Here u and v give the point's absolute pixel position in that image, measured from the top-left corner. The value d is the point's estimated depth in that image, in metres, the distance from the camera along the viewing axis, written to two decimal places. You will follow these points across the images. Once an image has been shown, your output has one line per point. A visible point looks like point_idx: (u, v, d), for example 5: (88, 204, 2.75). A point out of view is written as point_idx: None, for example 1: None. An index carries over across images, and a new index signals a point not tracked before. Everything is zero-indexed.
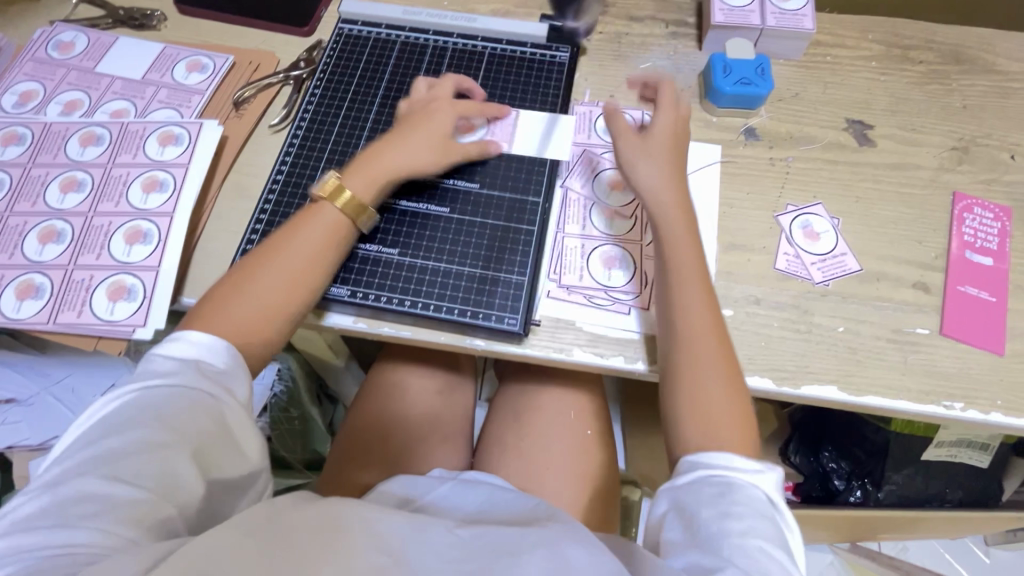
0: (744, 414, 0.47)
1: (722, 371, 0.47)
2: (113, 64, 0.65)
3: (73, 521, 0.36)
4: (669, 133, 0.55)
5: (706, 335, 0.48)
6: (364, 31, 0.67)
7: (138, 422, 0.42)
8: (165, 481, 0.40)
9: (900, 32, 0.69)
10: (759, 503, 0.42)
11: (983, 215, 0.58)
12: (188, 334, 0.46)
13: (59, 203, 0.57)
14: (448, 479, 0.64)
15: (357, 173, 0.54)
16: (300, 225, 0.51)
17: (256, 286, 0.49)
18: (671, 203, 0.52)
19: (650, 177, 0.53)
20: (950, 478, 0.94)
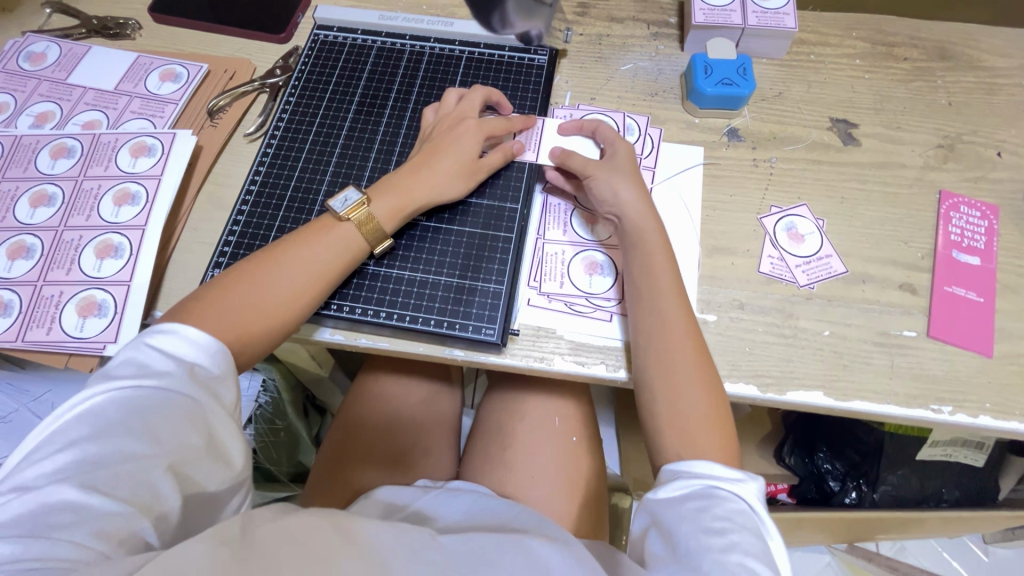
0: (724, 427, 0.46)
1: (702, 381, 0.47)
2: (86, 75, 0.64)
3: (46, 534, 0.35)
4: (630, 158, 0.55)
5: (686, 347, 0.47)
6: (340, 37, 0.66)
7: (123, 426, 0.40)
8: (144, 493, 0.38)
9: (884, 29, 0.68)
10: (743, 516, 0.40)
11: (970, 213, 0.58)
12: (183, 329, 0.45)
13: (29, 217, 0.55)
14: (432, 490, 0.63)
15: (385, 201, 0.53)
16: (309, 235, 0.51)
17: (258, 289, 0.48)
18: (636, 220, 0.52)
19: (620, 196, 0.52)
20: (944, 476, 0.94)
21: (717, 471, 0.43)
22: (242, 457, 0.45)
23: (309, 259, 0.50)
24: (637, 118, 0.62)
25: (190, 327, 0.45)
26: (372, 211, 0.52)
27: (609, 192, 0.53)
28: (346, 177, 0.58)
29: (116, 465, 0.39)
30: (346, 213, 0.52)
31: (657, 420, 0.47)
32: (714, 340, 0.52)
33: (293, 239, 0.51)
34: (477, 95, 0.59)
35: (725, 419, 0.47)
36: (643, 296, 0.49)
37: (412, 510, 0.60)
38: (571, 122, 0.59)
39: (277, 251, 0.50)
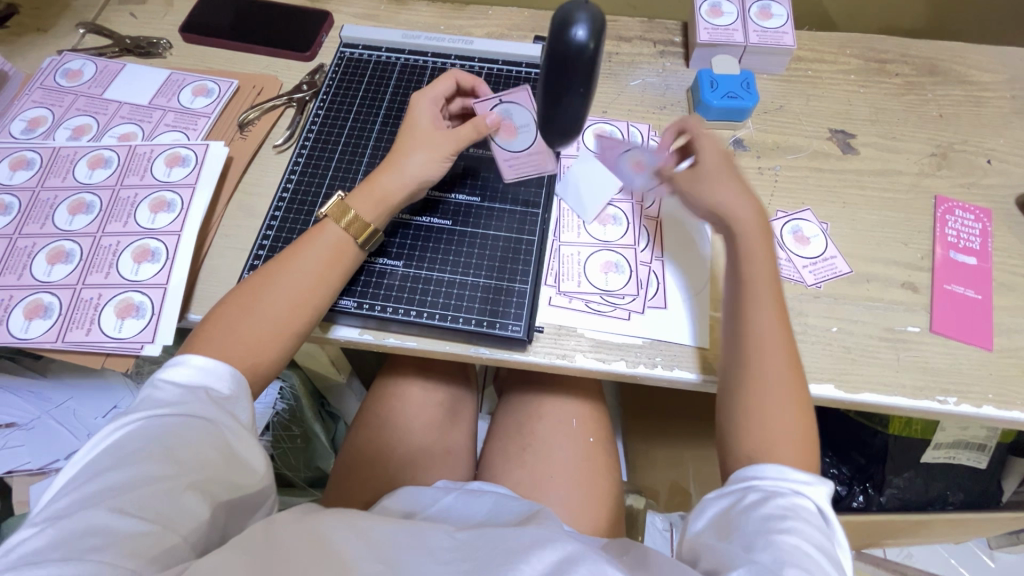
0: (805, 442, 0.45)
1: (787, 393, 0.46)
2: (123, 91, 0.67)
3: (79, 554, 0.34)
4: (714, 152, 0.54)
5: (778, 360, 0.47)
6: (364, 54, 0.70)
7: (146, 453, 0.41)
8: (172, 511, 0.39)
9: (876, 46, 0.72)
10: (805, 510, 0.41)
11: (964, 217, 0.61)
12: (192, 359, 0.46)
13: (67, 224, 0.58)
14: (453, 489, 0.62)
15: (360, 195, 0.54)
16: (302, 246, 0.52)
17: (262, 307, 0.49)
18: (739, 212, 0.51)
19: (723, 199, 0.51)
20: (951, 479, 0.95)
21: (789, 474, 0.43)
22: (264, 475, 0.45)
23: (309, 267, 0.51)
24: (640, 126, 0.66)
25: (199, 357, 0.46)
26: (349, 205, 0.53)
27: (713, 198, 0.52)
28: None
29: (142, 488, 0.39)
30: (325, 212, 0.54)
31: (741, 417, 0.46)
32: None
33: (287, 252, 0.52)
34: (445, 79, 0.60)
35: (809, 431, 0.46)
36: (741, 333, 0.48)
37: (430, 512, 0.58)
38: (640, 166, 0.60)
39: (277, 266, 0.51)
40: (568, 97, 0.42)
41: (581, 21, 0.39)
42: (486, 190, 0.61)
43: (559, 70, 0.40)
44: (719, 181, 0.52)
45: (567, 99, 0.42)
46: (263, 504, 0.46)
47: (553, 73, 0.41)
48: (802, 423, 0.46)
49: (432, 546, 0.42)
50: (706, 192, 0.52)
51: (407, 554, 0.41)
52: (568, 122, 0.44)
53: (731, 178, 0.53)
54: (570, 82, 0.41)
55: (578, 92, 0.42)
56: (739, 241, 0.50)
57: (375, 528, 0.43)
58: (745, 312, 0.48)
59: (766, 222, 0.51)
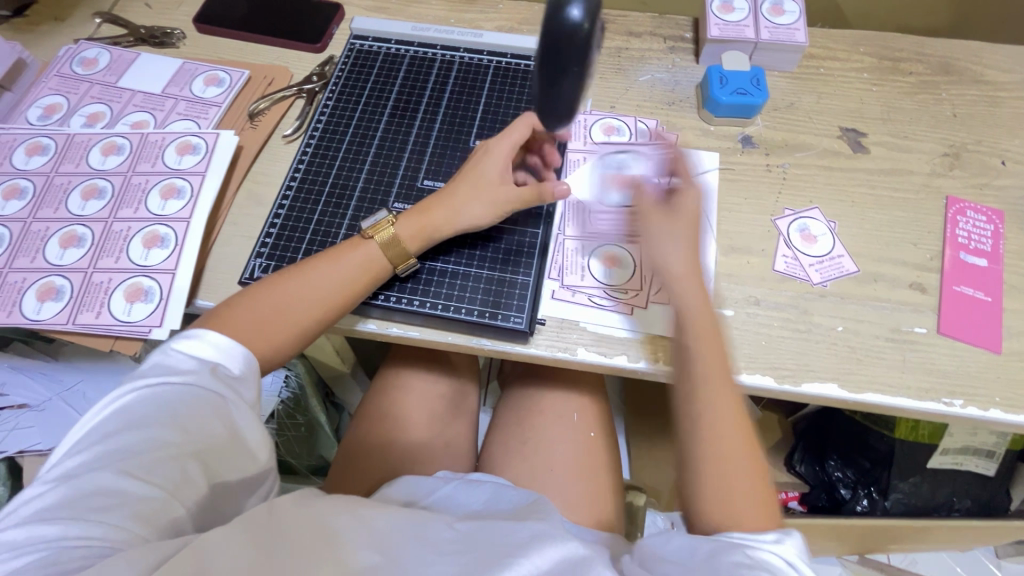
0: (766, 502, 0.45)
1: (749, 455, 0.46)
2: (137, 79, 0.68)
3: (85, 515, 0.36)
4: (693, 207, 0.54)
5: (732, 425, 0.47)
6: (374, 46, 0.70)
7: (155, 419, 0.42)
8: (176, 479, 0.40)
9: (890, 45, 0.71)
10: (775, 564, 0.39)
11: (976, 218, 0.60)
12: (207, 334, 0.46)
13: (80, 209, 0.59)
14: (453, 478, 0.62)
15: (410, 221, 0.54)
16: (336, 255, 0.52)
17: (288, 314, 0.50)
18: (684, 265, 0.51)
19: (670, 250, 0.52)
20: (957, 485, 0.93)
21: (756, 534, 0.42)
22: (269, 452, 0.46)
23: (338, 281, 0.51)
24: (647, 122, 0.66)
25: (214, 334, 0.46)
26: (397, 231, 0.54)
27: (668, 246, 0.52)
28: (380, 176, 0.61)
29: (149, 454, 0.40)
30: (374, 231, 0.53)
31: (705, 485, 0.45)
32: (731, 333, 0.54)
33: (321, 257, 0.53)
34: (521, 124, 0.57)
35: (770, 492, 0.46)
36: (694, 400, 0.48)
37: (428, 503, 0.58)
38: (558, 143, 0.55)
39: (304, 269, 0.51)
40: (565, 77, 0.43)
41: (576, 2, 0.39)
42: None
43: (553, 52, 0.41)
44: (670, 231, 0.53)
45: (563, 80, 0.43)
46: (266, 483, 0.46)
47: (547, 56, 0.42)
48: (758, 482, 0.45)
49: (430, 537, 0.42)
50: (657, 240, 0.53)
51: (406, 546, 0.41)
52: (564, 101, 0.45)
53: (693, 233, 0.53)
54: (565, 64, 0.41)
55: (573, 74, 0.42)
56: (683, 292, 0.51)
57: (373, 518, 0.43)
58: (693, 377, 0.48)
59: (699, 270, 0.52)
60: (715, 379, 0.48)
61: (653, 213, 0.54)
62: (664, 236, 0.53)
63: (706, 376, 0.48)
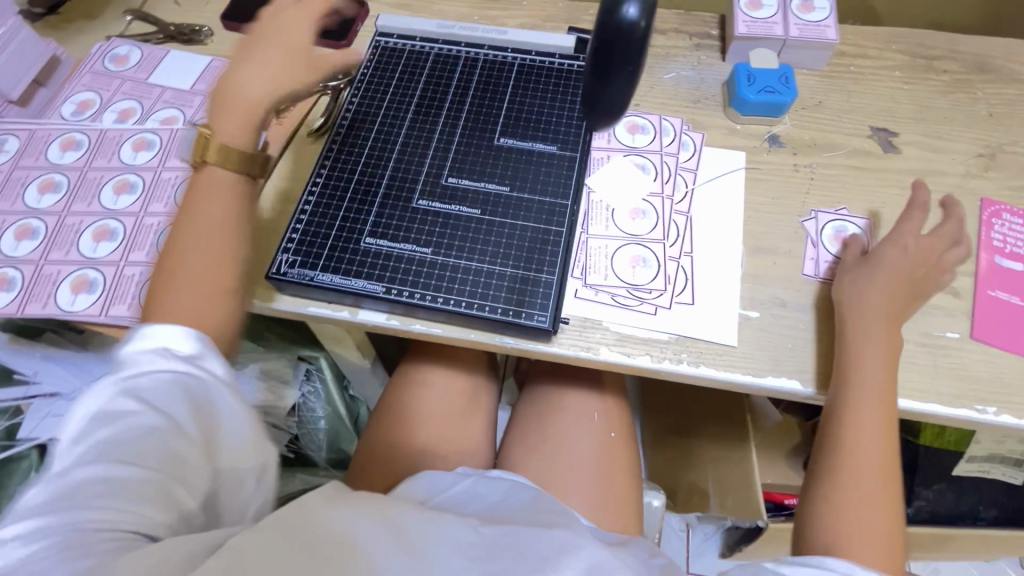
0: (893, 545, 0.47)
1: (879, 499, 0.48)
2: (167, 76, 0.69)
3: (89, 504, 0.37)
4: (917, 251, 0.53)
5: (872, 469, 0.49)
6: (399, 43, 0.70)
7: (130, 411, 0.41)
8: (170, 465, 0.41)
9: (924, 42, 0.69)
10: None
11: (1011, 221, 0.59)
12: (160, 325, 0.43)
13: (112, 204, 0.60)
14: (472, 475, 0.62)
15: (228, 123, 0.50)
16: (197, 196, 0.49)
17: (182, 266, 0.47)
18: (878, 307, 0.51)
19: (867, 290, 0.52)
20: (983, 494, 0.91)
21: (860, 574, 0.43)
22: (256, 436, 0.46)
23: (212, 208, 0.48)
24: (672, 120, 0.65)
25: (158, 327, 0.44)
26: (218, 138, 0.50)
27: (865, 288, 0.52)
28: (404, 173, 0.62)
29: (135, 445, 0.40)
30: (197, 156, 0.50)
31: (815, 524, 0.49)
32: (757, 335, 0.54)
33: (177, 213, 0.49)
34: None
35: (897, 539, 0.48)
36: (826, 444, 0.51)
37: (444, 499, 0.58)
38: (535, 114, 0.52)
39: (185, 218, 0.48)
40: (613, 81, 0.38)
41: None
42: (516, 181, 0.61)
43: (605, 52, 0.36)
44: (869, 271, 0.53)
45: (611, 83, 0.38)
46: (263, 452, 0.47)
47: (597, 55, 0.37)
48: (890, 526, 0.48)
49: (454, 538, 0.43)
50: (857, 283, 0.53)
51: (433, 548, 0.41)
52: (608, 105, 0.40)
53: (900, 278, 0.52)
54: (616, 66, 0.37)
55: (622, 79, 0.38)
56: (858, 334, 0.50)
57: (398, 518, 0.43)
58: (833, 422, 0.50)
59: (895, 313, 0.51)
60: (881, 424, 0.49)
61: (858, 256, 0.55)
62: (859, 278, 0.53)
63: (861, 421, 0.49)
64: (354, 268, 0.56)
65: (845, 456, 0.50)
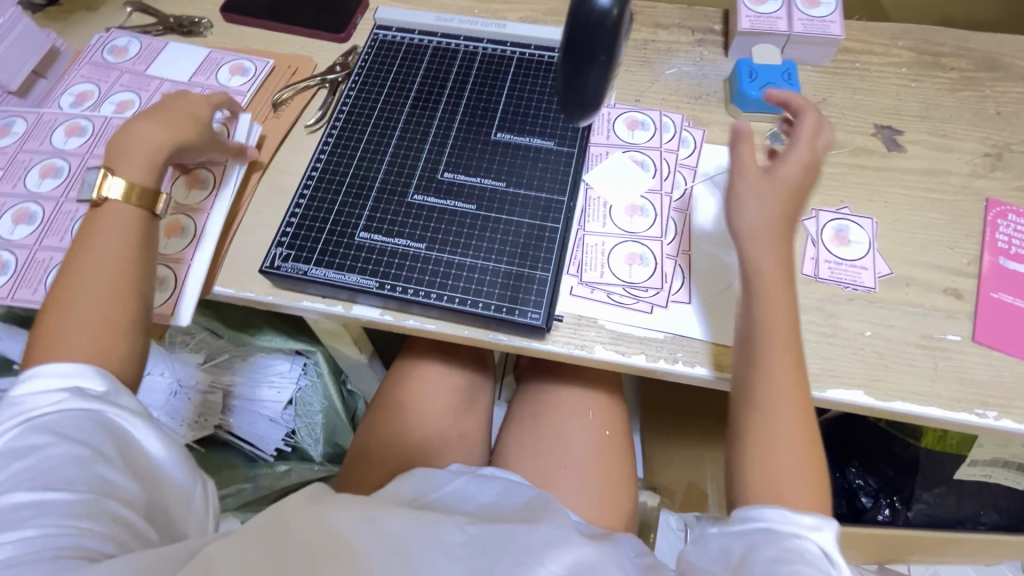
0: (819, 487, 0.43)
1: (797, 440, 0.44)
2: (165, 68, 0.69)
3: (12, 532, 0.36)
4: (803, 165, 0.49)
5: (786, 410, 0.44)
6: (397, 37, 0.70)
7: (42, 443, 0.40)
8: (98, 485, 0.40)
9: (932, 38, 0.68)
10: (814, 555, 0.40)
11: (1018, 222, 0.57)
12: (51, 365, 0.42)
13: None
14: (465, 472, 0.62)
15: (131, 163, 0.50)
16: (89, 230, 0.48)
17: (75, 299, 0.45)
18: (765, 241, 0.47)
19: (757, 216, 0.48)
20: (985, 498, 0.90)
21: (795, 516, 0.41)
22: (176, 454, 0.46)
23: (108, 242, 0.47)
24: (673, 116, 0.64)
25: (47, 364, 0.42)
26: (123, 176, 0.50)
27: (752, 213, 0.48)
28: (400, 167, 0.61)
29: (53, 470, 0.39)
30: (98, 196, 0.49)
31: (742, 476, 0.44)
32: None
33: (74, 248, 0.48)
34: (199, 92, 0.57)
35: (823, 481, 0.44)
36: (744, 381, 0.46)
37: (434, 497, 0.57)
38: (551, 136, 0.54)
39: (74, 256, 0.47)
40: (590, 69, 0.36)
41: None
42: (512, 176, 0.60)
43: (578, 39, 0.35)
44: (760, 194, 0.48)
45: (590, 71, 0.36)
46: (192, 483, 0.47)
47: (568, 47, 0.36)
48: (812, 472, 0.43)
49: (441, 537, 0.43)
50: (741, 210, 0.48)
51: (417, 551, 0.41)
52: (586, 99, 0.38)
53: (787, 198, 0.48)
54: (587, 55, 0.35)
55: (600, 67, 0.36)
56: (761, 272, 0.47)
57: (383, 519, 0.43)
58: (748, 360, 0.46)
59: (785, 236, 0.47)
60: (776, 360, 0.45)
61: (744, 176, 0.49)
62: (745, 206, 0.48)
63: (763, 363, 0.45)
64: (347, 262, 0.56)
65: (759, 401, 0.45)
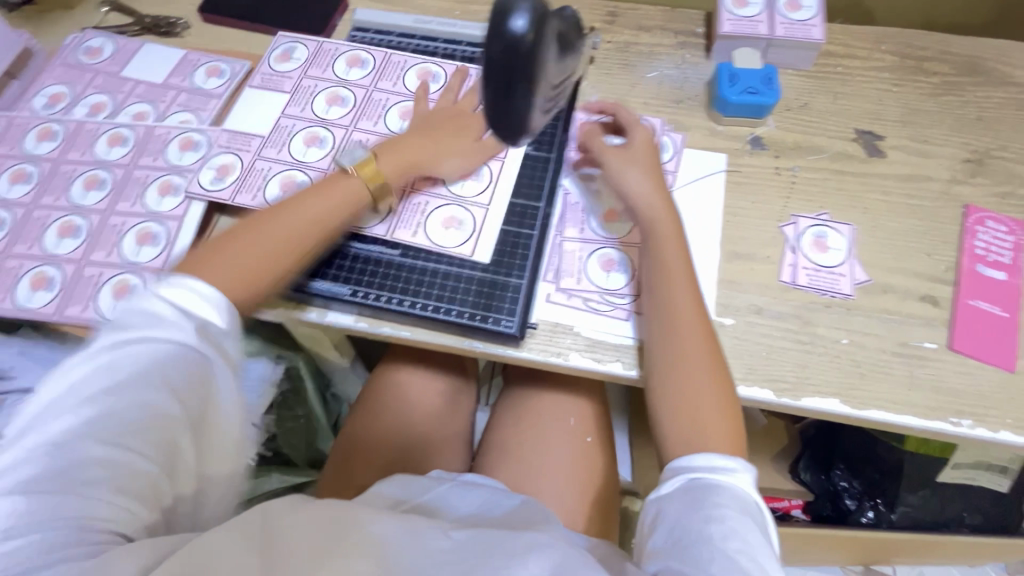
0: (731, 406, 0.48)
1: (708, 369, 0.48)
2: (246, 119, 0.63)
3: (79, 488, 0.36)
4: (646, 142, 0.58)
5: (694, 345, 0.49)
6: (376, 38, 0.69)
7: (142, 383, 0.40)
8: (168, 454, 0.40)
9: (913, 42, 0.68)
10: (741, 502, 0.43)
11: (996, 228, 0.57)
12: (192, 283, 0.45)
13: (80, 199, 0.59)
14: (445, 479, 0.61)
15: (388, 156, 0.56)
16: (322, 189, 0.53)
17: (252, 250, 0.49)
18: (651, 205, 0.54)
19: (635, 182, 0.55)
20: (967, 500, 0.91)
21: (716, 461, 0.45)
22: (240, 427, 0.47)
23: (318, 212, 0.52)
24: (653, 120, 0.64)
25: (199, 282, 0.45)
26: (379, 163, 0.55)
27: (625, 180, 0.55)
28: None
29: (144, 422, 0.39)
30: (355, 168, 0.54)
31: (661, 410, 0.49)
32: (731, 344, 0.53)
33: (290, 198, 0.53)
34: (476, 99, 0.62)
35: (736, 411, 0.48)
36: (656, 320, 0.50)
37: (420, 501, 0.57)
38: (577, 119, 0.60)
39: (292, 208, 0.52)
40: (512, 94, 0.31)
41: (523, 13, 0.30)
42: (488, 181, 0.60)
43: (493, 68, 0.31)
44: (629, 161, 0.56)
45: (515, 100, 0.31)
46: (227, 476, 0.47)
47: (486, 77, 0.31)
48: (723, 408, 0.47)
49: (427, 544, 0.41)
50: (621, 175, 0.56)
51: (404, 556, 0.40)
52: (512, 120, 0.33)
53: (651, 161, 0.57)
54: (509, 83, 0.31)
55: (523, 89, 0.31)
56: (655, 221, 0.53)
57: (367, 522, 0.42)
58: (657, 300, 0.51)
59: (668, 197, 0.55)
60: (671, 299, 0.50)
61: (608, 150, 0.57)
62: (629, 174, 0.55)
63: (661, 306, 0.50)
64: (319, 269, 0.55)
65: (671, 335, 0.49)
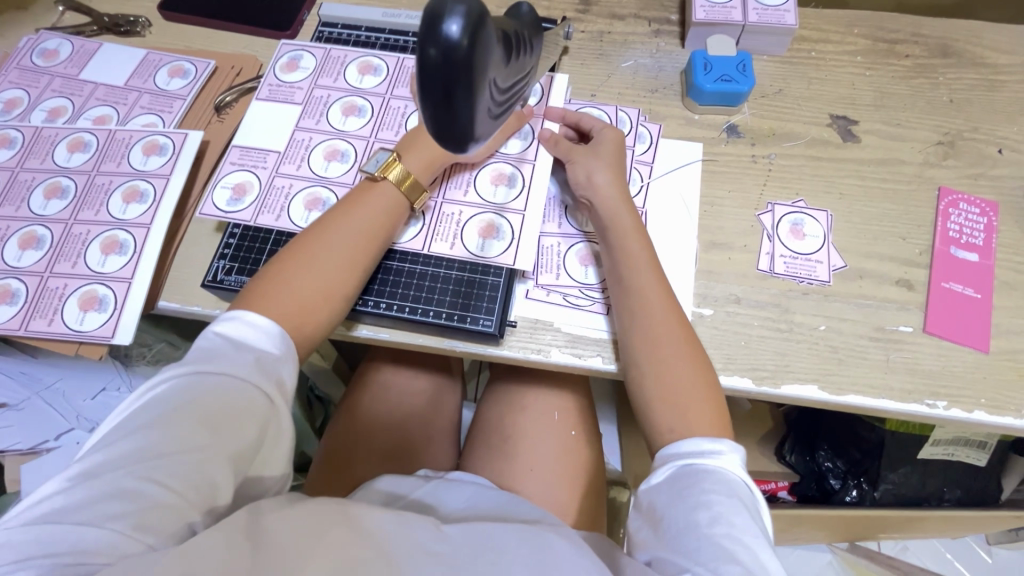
0: (719, 412, 0.47)
1: (687, 356, 0.48)
2: (256, 136, 0.59)
3: (100, 520, 0.34)
4: (617, 145, 0.56)
5: (673, 333, 0.49)
6: (344, 34, 0.67)
7: (185, 413, 0.39)
8: (203, 487, 0.37)
9: (886, 26, 0.68)
10: (731, 486, 0.42)
11: (969, 210, 0.58)
12: (246, 316, 0.45)
13: (41, 209, 0.57)
14: (432, 478, 0.61)
15: (416, 157, 0.55)
16: (356, 202, 0.52)
17: (306, 272, 0.48)
18: (609, 205, 0.53)
19: (596, 180, 0.54)
20: (947, 476, 0.93)
21: (705, 445, 0.45)
22: (284, 464, 0.43)
23: (358, 226, 0.51)
24: (629, 111, 0.63)
25: (253, 313, 0.46)
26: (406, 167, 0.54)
27: (584, 176, 0.55)
28: None
29: (182, 455, 0.38)
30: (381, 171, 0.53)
31: (647, 399, 0.48)
32: (711, 334, 0.53)
33: (330, 214, 0.52)
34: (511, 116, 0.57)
35: (719, 395, 0.48)
36: (633, 313, 0.50)
37: (413, 499, 0.57)
38: (555, 110, 0.60)
39: (328, 223, 0.51)
40: (453, 104, 0.27)
41: (457, 9, 0.25)
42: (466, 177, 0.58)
43: (426, 74, 0.26)
44: (592, 159, 0.55)
45: (457, 103, 0.26)
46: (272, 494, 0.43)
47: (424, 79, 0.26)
48: (706, 396, 0.47)
49: (417, 537, 0.41)
50: (585, 174, 0.55)
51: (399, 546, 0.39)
52: (458, 134, 0.28)
53: (616, 158, 0.56)
54: (449, 82, 0.26)
55: (464, 96, 0.26)
56: (616, 216, 0.53)
57: (362, 515, 0.41)
58: (627, 296, 0.50)
59: (624, 192, 0.54)
60: (655, 290, 0.50)
61: (575, 150, 0.56)
62: (592, 170, 0.55)
63: (633, 300, 0.50)
64: None
65: (651, 323, 0.49)
